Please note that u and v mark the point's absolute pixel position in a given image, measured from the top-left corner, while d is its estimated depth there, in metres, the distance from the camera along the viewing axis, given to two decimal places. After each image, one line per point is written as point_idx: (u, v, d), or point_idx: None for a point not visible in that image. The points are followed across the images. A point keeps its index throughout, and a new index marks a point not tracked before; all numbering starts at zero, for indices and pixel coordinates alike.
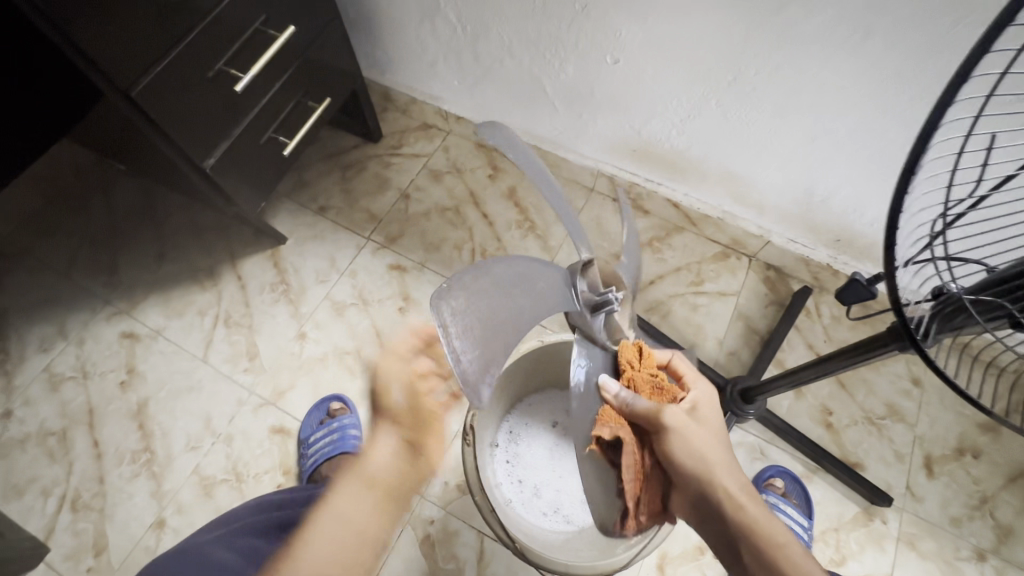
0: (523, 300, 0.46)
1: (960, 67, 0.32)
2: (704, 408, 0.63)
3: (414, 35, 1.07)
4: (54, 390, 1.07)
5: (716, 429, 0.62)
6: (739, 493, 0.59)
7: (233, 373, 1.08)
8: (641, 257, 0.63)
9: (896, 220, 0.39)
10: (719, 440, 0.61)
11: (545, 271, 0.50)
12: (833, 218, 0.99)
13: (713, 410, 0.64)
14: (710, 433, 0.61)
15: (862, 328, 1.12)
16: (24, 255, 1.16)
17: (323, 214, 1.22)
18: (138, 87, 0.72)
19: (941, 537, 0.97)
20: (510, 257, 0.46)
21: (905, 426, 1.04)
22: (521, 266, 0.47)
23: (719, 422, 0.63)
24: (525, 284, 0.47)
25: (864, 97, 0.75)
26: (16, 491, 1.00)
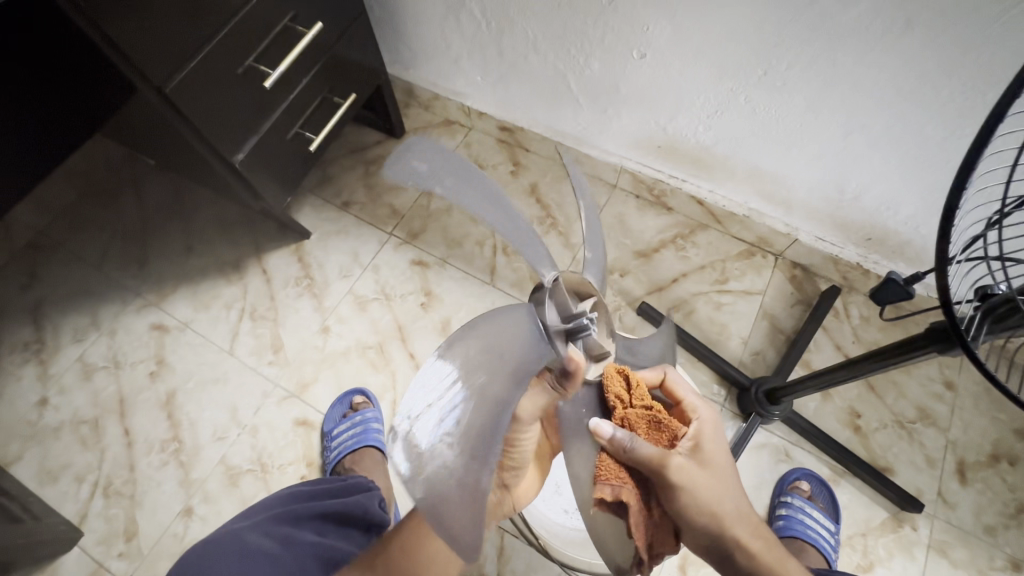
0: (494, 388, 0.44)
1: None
2: (706, 444, 0.61)
3: (438, 31, 1.07)
4: (87, 379, 1.10)
5: (723, 469, 0.61)
6: (749, 540, 0.60)
7: (258, 365, 1.10)
8: (604, 243, 0.64)
9: (952, 215, 0.39)
10: (727, 481, 0.61)
11: (509, 334, 0.47)
12: (865, 216, 0.96)
13: (715, 444, 0.62)
14: (716, 475, 0.60)
15: (893, 329, 1.09)
16: (59, 247, 1.19)
17: (347, 209, 1.23)
18: (171, 82, 0.73)
19: (973, 546, 0.95)
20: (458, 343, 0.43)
21: (937, 431, 1.01)
22: (476, 352, 0.44)
23: (723, 457, 0.62)
24: (490, 371, 0.44)
25: (901, 92, 0.73)
26: (51, 477, 1.03)
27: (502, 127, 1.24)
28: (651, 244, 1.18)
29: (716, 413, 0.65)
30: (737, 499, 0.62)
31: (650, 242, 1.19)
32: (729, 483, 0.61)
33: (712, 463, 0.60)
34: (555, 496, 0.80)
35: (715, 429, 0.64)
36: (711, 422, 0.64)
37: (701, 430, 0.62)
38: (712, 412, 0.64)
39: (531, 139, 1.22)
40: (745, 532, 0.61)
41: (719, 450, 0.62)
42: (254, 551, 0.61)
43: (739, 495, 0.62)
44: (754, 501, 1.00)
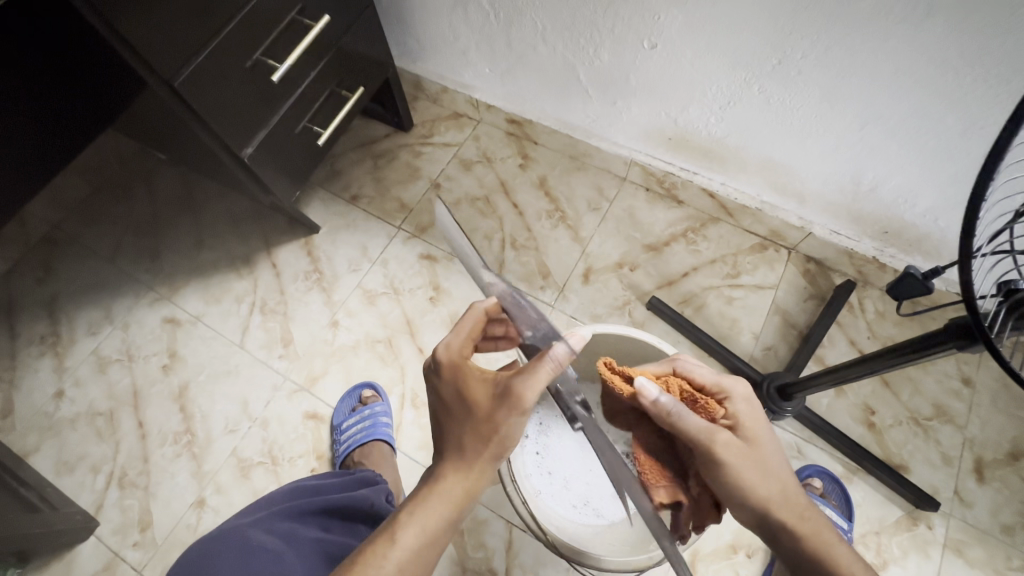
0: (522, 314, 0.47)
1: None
2: (746, 422, 0.58)
3: (446, 22, 1.06)
4: (101, 371, 1.11)
5: (768, 447, 0.57)
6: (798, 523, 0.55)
7: (268, 359, 1.11)
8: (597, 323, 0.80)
9: (979, 206, 0.37)
10: (773, 460, 0.57)
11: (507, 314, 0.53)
12: (881, 208, 0.94)
13: (757, 419, 0.58)
14: (758, 454, 0.56)
15: (909, 325, 1.07)
16: (73, 241, 1.21)
17: (355, 203, 1.23)
18: (180, 77, 0.73)
19: (990, 545, 0.93)
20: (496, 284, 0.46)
21: (954, 428, 1.00)
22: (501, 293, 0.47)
23: (769, 435, 0.58)
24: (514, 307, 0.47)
25: (921, 81, 0.71)
26: (68, 467, 1.05)
27: (511, 119, 1.23)
28: (661, 237, 1.17)
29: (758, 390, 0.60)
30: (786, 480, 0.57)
31: (661, 235, 1.17)
32: (774, 457, 0.57)
33: (754, 442, 0.57)
34: (564, 491, 0.85)
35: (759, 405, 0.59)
36: (754, 398, 0.59)
37: (742, 409, 0.58)
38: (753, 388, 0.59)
39: (540, 132, 1.21)
40: (789, 514, 0.55)
41: (764, 428, 0.58)
42: (257, 547, 0.61)
43: (787, 473, 0.57)
44: None
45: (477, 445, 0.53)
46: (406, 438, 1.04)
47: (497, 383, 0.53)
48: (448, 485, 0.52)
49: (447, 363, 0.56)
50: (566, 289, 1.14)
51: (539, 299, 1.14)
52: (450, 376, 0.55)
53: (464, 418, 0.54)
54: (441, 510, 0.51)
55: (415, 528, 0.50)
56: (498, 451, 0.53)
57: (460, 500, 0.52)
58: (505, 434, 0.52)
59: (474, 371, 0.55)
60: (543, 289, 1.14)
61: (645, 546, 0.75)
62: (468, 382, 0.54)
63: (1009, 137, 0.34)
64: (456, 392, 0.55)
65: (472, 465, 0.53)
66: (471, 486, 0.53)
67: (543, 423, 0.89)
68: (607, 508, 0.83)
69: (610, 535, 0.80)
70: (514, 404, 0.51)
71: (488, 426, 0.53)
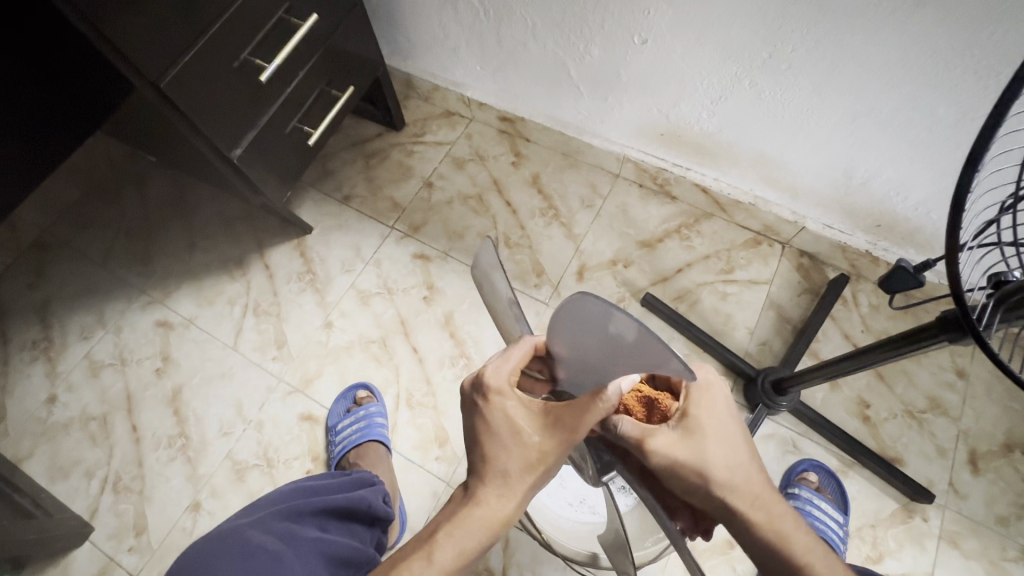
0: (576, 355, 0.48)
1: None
2: (695, 411, 0.55)
3: (436, 20, 1.05)
4: (94, 376, 1.11)
5: (717, 435, 0.54)
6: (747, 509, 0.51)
7: (262, 361, 1.10)
8: None
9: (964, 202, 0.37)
10: (722, 447, 0.54)
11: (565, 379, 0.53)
12: (874, 202, 0.94)
13: (706, 406, 0.55)
14: (708, 446, 0.53)
15: (903, 318, 1.07)
16: (64, 246, 1.20)
17: (348, 203, 1.22)
18: (166, 78, 0.73)
19: (985, 537, 0.93)
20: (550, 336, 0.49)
21: (949, 421, 1.00)
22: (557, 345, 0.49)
23: (721, 422, 0.55)
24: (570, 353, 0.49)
25: (912, 74, 0.71)
26: (62, 473, 1.04)
27: (503, 117, 1.22)
28: (655, 233, 1.17)
29: (715, 377, 0.57)
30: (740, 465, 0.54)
31: (655, 232, 1.17)
32: (723, 446, 0.54)
33: (700, 433, 0.54)
34: (559, 489, 0.83)
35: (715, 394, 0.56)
36: (709, 387, 0.56)
37: (694, 400, 0.56)
38: (709, 379, 0.57)
39: (532, 129, 1.21)
40: (742, 502, 0.52)
41: (714, 414, 0.55)
42: (255, 547, 0.61)
43: (739, 458, 0.54)
44: None
45: (516, 470, 0.53)
46: (401, 439, 1.04)
47: (547, 412, 0.52)
48: (486, 508, 0.52)
49: (494, 388, 0.54)
50: (560, 286, 1.13)
51: (534, 297, 1.13)
52: (497, 400, 0.54)
53: (506, 443, 0.53)
54: (479, 533, 0.51)
55: (452, 548, 0.50)
56: (538, 479, 0.53)
57: (496, 524, 0.52)
58: (548, 465, 0.52)
59: (519, 401, 0.54)
60: (537, 287, 1.14)
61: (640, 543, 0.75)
62: (516, 408, 0.53)
63: (992, 132, 0.33)
64: (499, 419, 0.54)
65: (511, 490, 0.53)
66: (509, 510, 0.53)
67: None
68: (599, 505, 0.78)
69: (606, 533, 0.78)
70: (563, 437, 0.50)
71: (530, 454, 0.52)
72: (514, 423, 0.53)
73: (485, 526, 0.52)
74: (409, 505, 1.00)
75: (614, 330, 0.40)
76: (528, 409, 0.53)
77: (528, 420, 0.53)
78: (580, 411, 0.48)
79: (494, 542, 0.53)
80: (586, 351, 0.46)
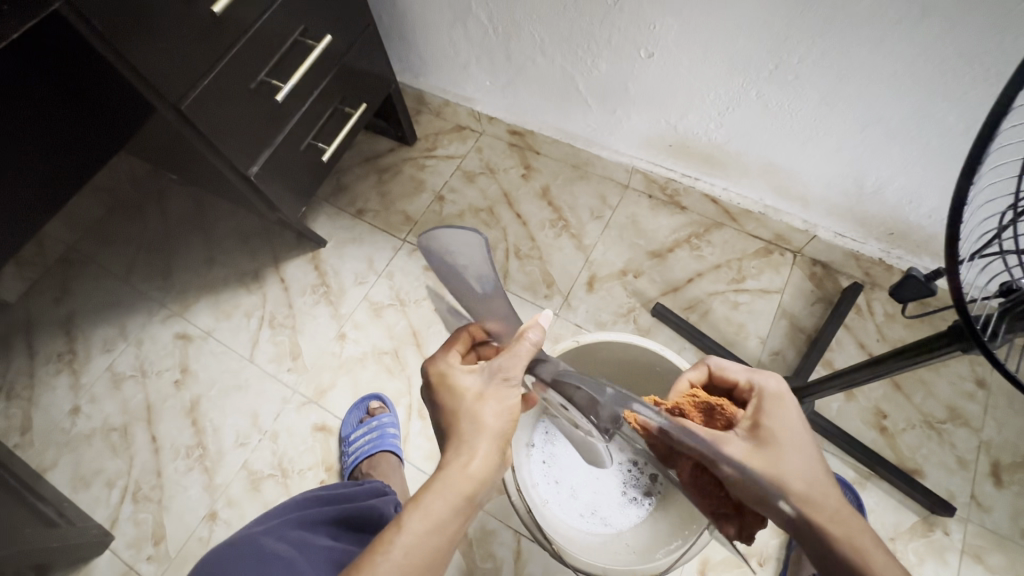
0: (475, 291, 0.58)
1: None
2: (767, 420, 0.56)
3: (446, 38, 1.08)
4: (116, 387, 1.14)
5: (792, 445, 0.55)
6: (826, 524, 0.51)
7: (278, 372, 1.12)
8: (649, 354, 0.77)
9: (961, 210, 0.39)
10: (798, 460, 0.54)
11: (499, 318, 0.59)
12: (886, 209, 0.93)
13: (780, 415, 0.56)
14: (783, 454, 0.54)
15: (919, 326, 1.06)
16: (88, 262, 1.24)
17: (361, 217, 1.25)
18: (187, 99, 0.76)
19: (1011, 551, 0.91)
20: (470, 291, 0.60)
21: (970, 431, 0.98)
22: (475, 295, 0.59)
23: (793, 431, 0.56)
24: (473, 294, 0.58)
25: (921, 81, 0.71)
26: (84, 482, 1.07)
27: (513, 130, 1.24)
28: (664, 243, 1.17)
29: (786, 385, 0.58)
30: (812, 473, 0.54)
31: (664, 242, 1.17)
32: (800, 458, 0.54)
33: (774, 442, 0.55)
34: (570, 500, 0.86)
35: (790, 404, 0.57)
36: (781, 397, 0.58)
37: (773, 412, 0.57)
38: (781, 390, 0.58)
39: (541, 142, 1.22)
40: (821, 517, 0.51)
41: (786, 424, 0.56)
42: (270, 555, 0.61)
43: (814, 470, 0.54)
44: None
45: (477, 430, 0.52)
46: (413, 449, 1.05)
47: (485, 368, 0.55)
48: (453, 472, 0.51)
49: (436, 373, 0.56)
50: (571, 297, 1.14)
51: (545, 308, 1.14)
52: (440, 377, 0.56)
53: (457, 410, 0.54)
54: (452, 493, 0.50)
55: (420, 514, 0.48)
56: (498, 429, 0.53)
57: (467, 487, 0.51)
58: (499, 410, 0.53)
59: (461, 371, 0.56)
60: (548, 298, 1.15)
61: (651, 557, 0.75)
62: (457, 375, 0.56)
63: (984, 147, 0.35)
64: (447, 394, 0.55)
65: (475, 449, 0.52)
66: (480, 470, 0.51)
67: (550, 432, 0.90)
68: (612, 517, 0.84)
69: (618, 545, 0.80)
70: (504, 384, 0.54)
71: (486, 410, 0.53)
72: (462, 390, 0.54)
73: (456, 484, 0.50)
74: None
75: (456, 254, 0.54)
76: (472, 374, 0.55)
77: (469, 380, 0.55)
78: (509, 351, 0.55)
79: (470, 506, 0.51)
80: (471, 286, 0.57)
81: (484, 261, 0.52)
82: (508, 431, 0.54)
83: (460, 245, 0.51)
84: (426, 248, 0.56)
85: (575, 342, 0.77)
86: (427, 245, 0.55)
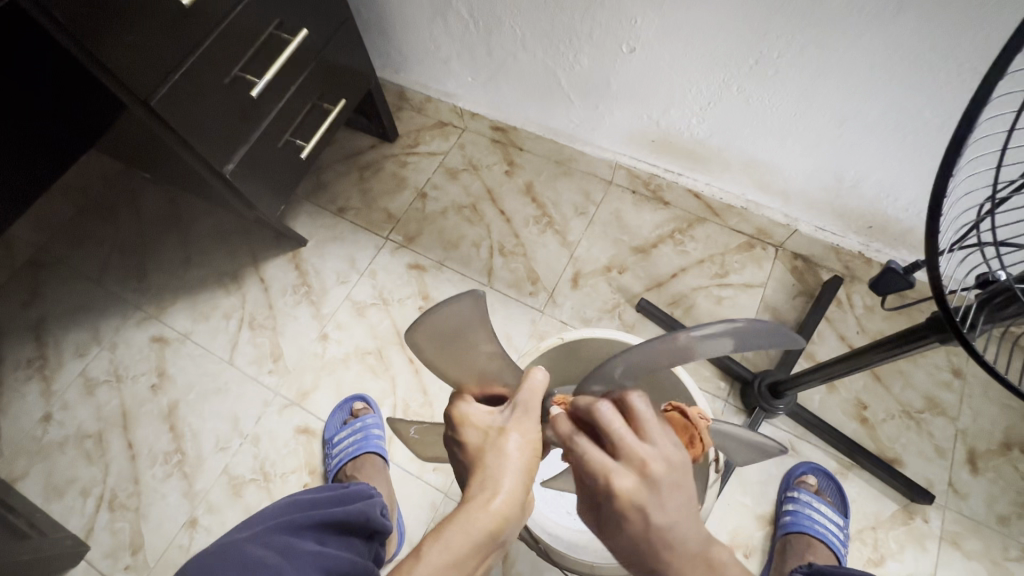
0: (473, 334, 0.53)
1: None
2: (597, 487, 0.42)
3: (427, 33, 1.06)
4: (89, 393, 1.10)
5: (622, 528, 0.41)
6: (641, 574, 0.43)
7: (258, 374, 1.10)
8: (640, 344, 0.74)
9: (940, 202, 0.40)
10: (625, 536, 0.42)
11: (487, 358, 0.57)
12: (865, 204, 0.95)
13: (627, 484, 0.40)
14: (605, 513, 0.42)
15: (898, 318, 1.08)
16: (59, 264, 1.20)
17: (342, 215, 1.23)
18: (157, 95, 0.73)
19: (986, 536, 0.93)
20: (456, 351, 0.55)
21: (946, 420, 1.00)
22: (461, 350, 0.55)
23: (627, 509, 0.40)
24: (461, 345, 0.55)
25: (896, 78, 0.72)
26: (57, 492, 1.04)
27: (495, 126, 1.23)
28: (648, 239, 1.17)
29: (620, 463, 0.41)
30: (664, 559, 0.41)
31: (648, 237, 1.17)
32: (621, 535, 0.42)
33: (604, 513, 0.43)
34: (557, 497, 0.88)
35: (653, 493, 0.40)
36: (637, 493, 0.40)
37: (619, 510, 0.40)
38: (633, 488, 0.40)
39: (525, 138, 1.21)
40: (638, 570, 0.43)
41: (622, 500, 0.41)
42: (255, 563, 0.60)
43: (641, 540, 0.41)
44: (760, 497, 0.99)
45: (501, 466, 0.48)
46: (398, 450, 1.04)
47: (504, 406, 0.52)
48: (473, 506, 0.46)
49: (455, 413, 0.52)
50: (555, 294, 1.14)
51: (529, 305, 1.13)
52: (461, 419, 0.52)
53: (480, 442, 0.50)
54: (474, 531, 0.44)
55: (439, 547, 0.44)
56: (528, 466, 0.48)
57: (491, 524, 0.45)
58: (521, 442, 0.49)
59: (481, 410, 0.52)
60: (533, 295, 1.14)
61: None
62: (473, 415, 0.52)
63: (965, 134, 0.36)
64: (469, 431, 0.51)
65: (497, 485, 0.47)
66: (502, 507, 0.46)
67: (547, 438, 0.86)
68: None
69: (604, 542, 0.80)
70: (524, 419, 0.51)
71: (510, 444, 0.49)
72: (484, 426, 0.51)
73: (475, 516, 0.45)
74: (407, 516, 1.00)
75: (456, 316, 0.50)
76: (493, 413, 0.52)
77: (488, 417, 0.51)
78: (523, 386, 0.53)
79: (494, 546, 0.46)
80: (459, 334, 0.53)
81: (482, 316, 0.51)
82: (532, 469, 0.49)
83: (461, 297, 0.48)
84: (420, 323, 0.51)
85: (560, 339, 0.76)
86: (412, 334, 0.53)
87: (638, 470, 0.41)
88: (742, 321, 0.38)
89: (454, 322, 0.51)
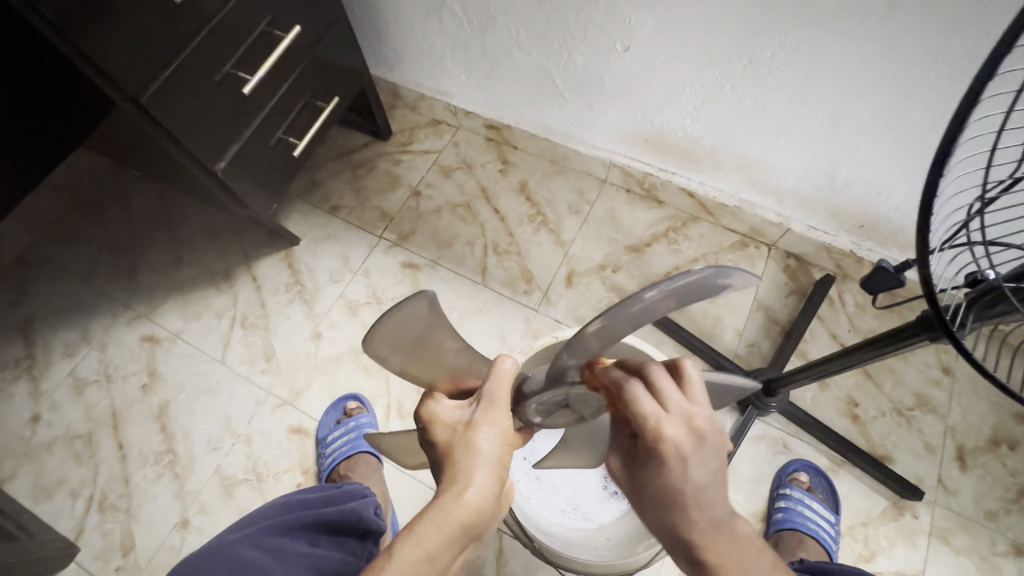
0: (431, 329, 0.52)
1: (1019, 14, 0.32)
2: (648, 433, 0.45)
3: (420, 30, 1.06)
4: (79, 393, 1.09)
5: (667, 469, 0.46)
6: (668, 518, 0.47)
7: (250, 374, 1.09)
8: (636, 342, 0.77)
9: (930, 200, 0.40)
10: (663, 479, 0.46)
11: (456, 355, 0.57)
12: (856, 203, 0.95)
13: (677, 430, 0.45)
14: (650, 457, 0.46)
15: (889, 317, 1.09)
16: (47, 263, 1.19)
17: (336, 213, 1.22)
18: (147, 92, 0.72)
19: (975, 532, 0.94)
20: (417, 353, 0.55)
21: (936, 417, 1.01)
22: (422, 351, 0.55)
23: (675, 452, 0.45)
24: (421, 346, 0.54)
25: (887, 79, 0.72)
26: (46, 493, 1.03)
27: (490, 125, 1.22)
28: (642, 238, 1.17)
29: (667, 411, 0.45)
30: (692, 516, 0.46)
31: (642, 236, 1.17)
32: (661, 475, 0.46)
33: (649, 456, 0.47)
34: (552, 496, 0.86)
35: (695, 445, 0.45)
36: (684, 442, 0.45)
37: (662, 452, 0.45)
38: (683, 436, 0.44)
39: (519, 137, 1.21)
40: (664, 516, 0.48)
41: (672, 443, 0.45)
42: (246, 564, 0.60)
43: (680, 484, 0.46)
44: (752, 494, 0.99)
45: (472, 459, 0.48)
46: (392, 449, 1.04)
47: (472, 401, 0.52)
48: (446, 500, 0.46)
49: (424, 412, 0.52)
50: (550, 293, 1.14)
51: (524, 304, 1.13)
52: (430, 416, 0.52)
53: (450, 437, 0.50)
54: (448, 527, 0.44)
55: (413, 543, 0.43)
56: (500, 458, 0.49)
57: (465, 516, 0.45)
58: (491, 433, 0.50)
59: (450, 407, 0.52)
60: (527, 294, 1.14)
61: (632, 551, 0.75)
62: (440, 412, 0.52)
63: (956, 133, 0.36)
64: (438, 429, 0.51)
65: (470, 478, 0.47)
66: (475, 500, 0.46)
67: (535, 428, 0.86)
68: (593, 511, 0.85)
69: (597, 538, 0.82)
70: (493, 411, 0.51)
71: (480, 437, 0.49)
72: (453, 423, 0.51)
73: (449, 510, 0.45)
74: (401, 516, 0.99)
75: (407, 321, 0.49)
76: (462, 409, 0.52)
77: (455, 413, 0.52)
78: (490, 378, 0.53)
79: (468, 539, 0.46)
80: (418, 336, 0.52)
81: (435, 316, 0.50)
82: (505, 460, 0.50)
83: (410, 301, 0.46)
84: (373, 334, 0.50)
85: (553, 337, 0.76)
86: (369, 345, 0.52)
87: (684, 424, 0.45)
88: (690, 272, 0.38)
89: (409, 326, 0.50)
